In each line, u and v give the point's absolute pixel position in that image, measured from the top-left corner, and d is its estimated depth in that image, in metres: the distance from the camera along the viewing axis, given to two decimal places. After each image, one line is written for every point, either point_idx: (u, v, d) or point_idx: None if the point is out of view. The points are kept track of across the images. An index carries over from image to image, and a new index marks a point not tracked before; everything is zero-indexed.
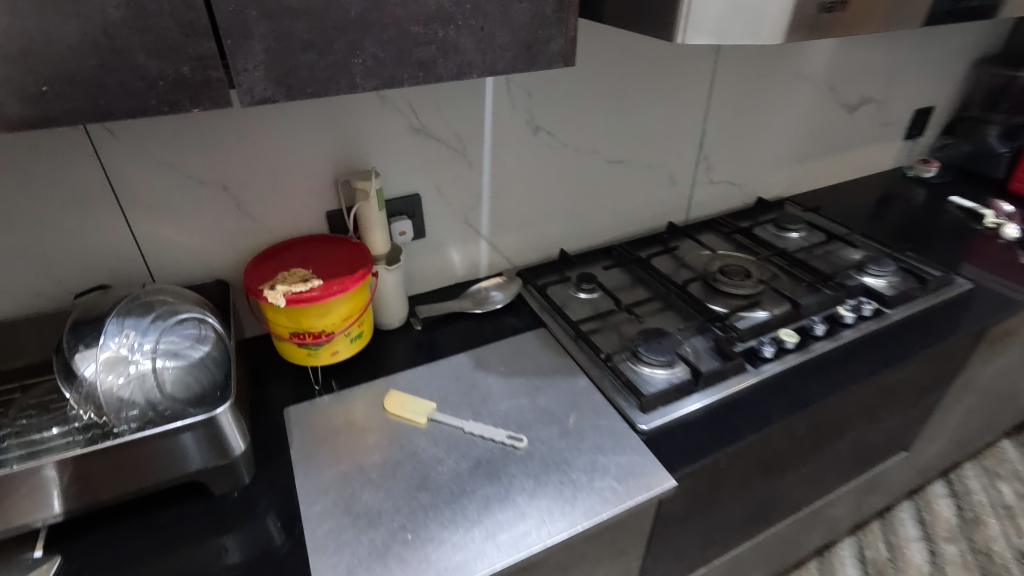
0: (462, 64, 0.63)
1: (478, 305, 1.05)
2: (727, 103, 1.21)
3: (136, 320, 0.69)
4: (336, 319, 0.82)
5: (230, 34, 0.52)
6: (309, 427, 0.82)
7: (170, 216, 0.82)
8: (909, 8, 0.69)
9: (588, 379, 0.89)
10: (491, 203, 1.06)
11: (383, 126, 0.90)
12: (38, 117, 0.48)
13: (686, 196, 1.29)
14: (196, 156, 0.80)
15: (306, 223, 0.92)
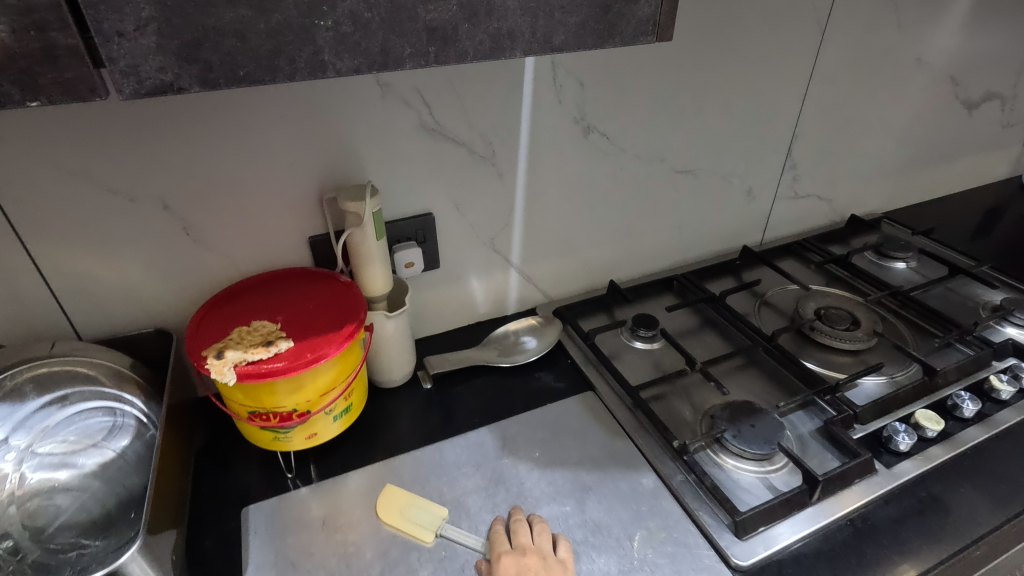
0: (500, 31, 0.39)
1: (505, 356, 0.82)
2: (826, 98, 0.95)
3: (14, 411, 0.51)
4: (312, 395, 0.59)
5: None
6: (273, 540, 0.60)
7: (91, 246, 0.60)
8: None
9: (655, 475, 0.66)
10: (525, 225, 0.82)
11: (385, 126, 0.66)
12: None
13: (766, 213, 1.04)
14: (121, 165, 0.57)
15: (281, 253, 0.69)
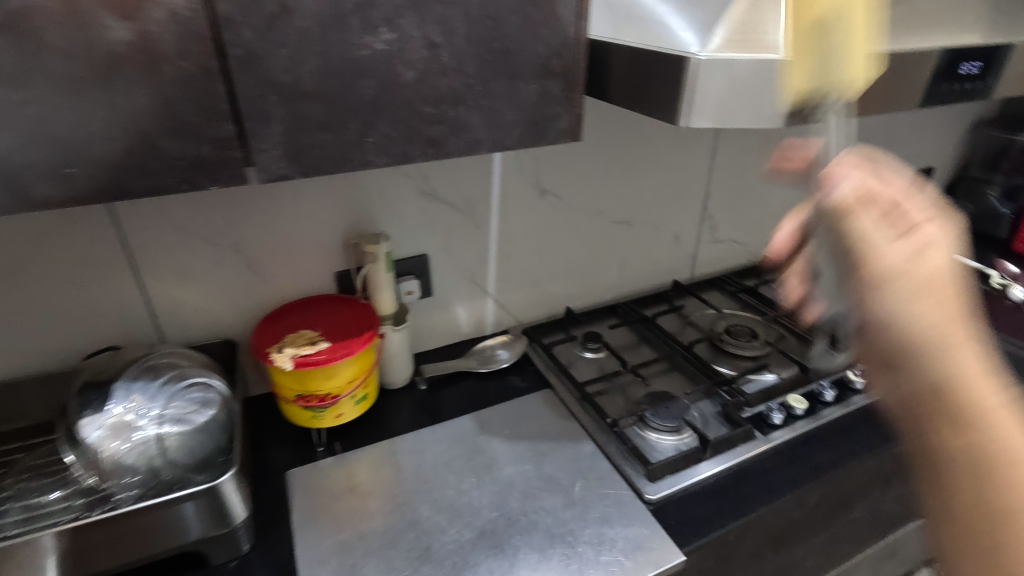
0: (472, 141, 0.65)
1: (483, 364, 1.05)
2: (731, 166, 1.23)
3: (145, 384, 0.70)
4: (342, 381, 0.82)
5: (249, 117, 0.54)
6: (310, 493, 0.81)
7: (183, 278, 0.83)
8: (906, 99, 0.69)
9: (594, 444, 0.88)
10: (498, 263, 1.08)
11: (395, 191, 0.92)
12: (61, 195, 0.50)
13: (691, 254, 1.30)
14: (211, 221, 0.81)
15: (315, 284, 0.93)
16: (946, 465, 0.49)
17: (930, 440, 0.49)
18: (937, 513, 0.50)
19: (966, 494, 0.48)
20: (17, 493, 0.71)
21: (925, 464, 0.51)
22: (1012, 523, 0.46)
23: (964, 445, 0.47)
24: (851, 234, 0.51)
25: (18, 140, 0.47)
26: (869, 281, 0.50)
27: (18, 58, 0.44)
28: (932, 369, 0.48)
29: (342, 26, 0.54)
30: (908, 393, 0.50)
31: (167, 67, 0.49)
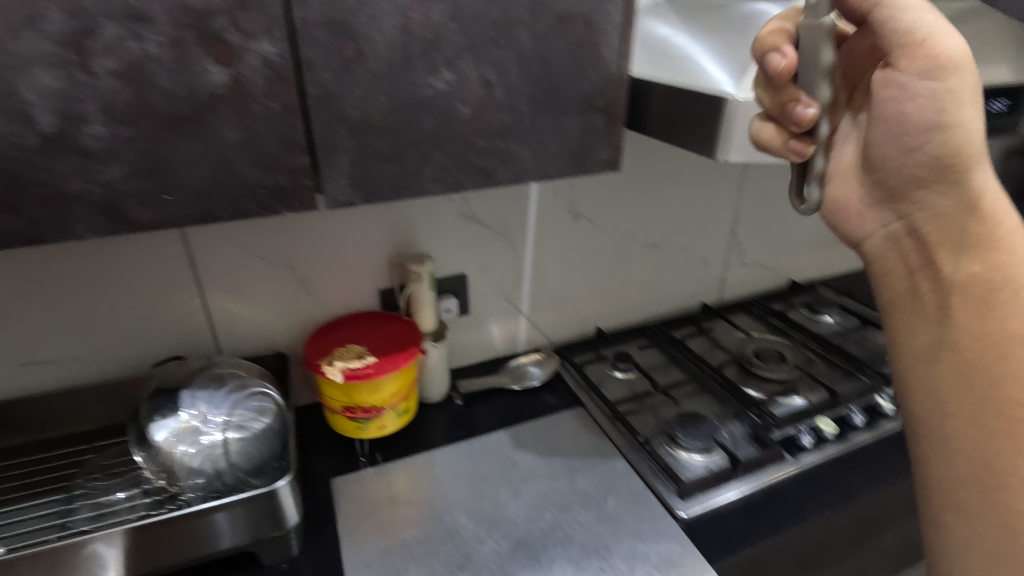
0: (520, 171, 0.69)
1: (516, 381, 1.09)
2: (760, 192, 1.26)
3: (211, 392, 0.75)
4: (386, 394, 0.86)
5: (322, 149, 0.59)
6: (354, 500, 0.85)
7: (241, 293, 0.89)
8: None
9: (626, 461, 0.91)
10: (532, 283, 1.12)
11: (439, 214, 0.97)
12: (157, 219, 0.55)
13: (719, 278, 1.33)
14: (269, 240, 0.87)
15: (361, 301, 0.98)
16: (959, 272, 0.52)
17: (918, 221, 0.55)
18: (936, 330, 0.53)
19: (981, 293, 0.50)
20: (88, 493, 0.77)
21: (915, 229, 0.55)
22: (1007, 358, 0.48)
23: (983, 240, 0.51)
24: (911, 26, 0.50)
25: (125, 171, 0.53)
26: (925, 78, 0.50)
27: (130, 99, 0.50)
28: (963, 177, 0.52)
29: (408, 68, 0.59)
30: (888, 145, 0.55)
31: (254, 105, 0.54)
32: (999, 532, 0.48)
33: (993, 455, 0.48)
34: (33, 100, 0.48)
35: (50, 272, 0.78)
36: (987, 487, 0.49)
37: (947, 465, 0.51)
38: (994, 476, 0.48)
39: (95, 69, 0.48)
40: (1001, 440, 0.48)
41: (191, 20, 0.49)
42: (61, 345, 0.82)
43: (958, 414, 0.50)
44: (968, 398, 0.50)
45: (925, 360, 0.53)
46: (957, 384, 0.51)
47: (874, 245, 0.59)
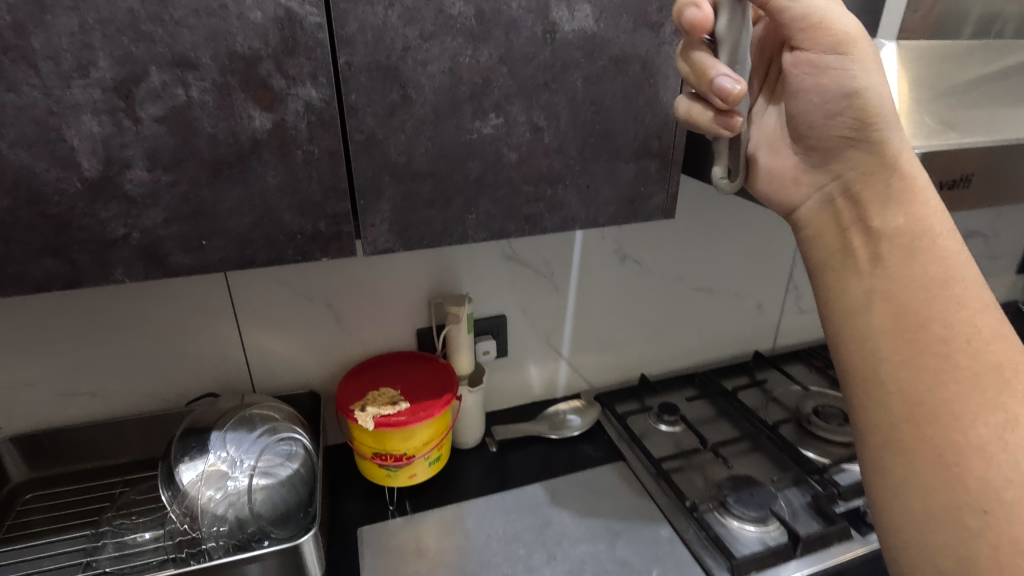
0: (568, 218, 0.66)
1: (555, 429, 1.03)
2: None
3: (241, 436, 0.73)
4: (418, 443, 0.83)
5: (364, 195, 0.57)
6: (381, 553, 0.81)
7: (278, 330, 0.88)
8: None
9: (671, 528, 0.84)
10: (574, 326, 1.07)
11: (480, 254, 0.94)
12: (193, 265, 0.54)
13: (774, 324, 1.25)
14: (308, 276, 0.86)
15: (397, 340, 0.95)
16: (882, 223, 0.50)
17: (847, 181, 0.54)
18: (868, 283, 0.49)
19: (903, 238, 0.49)
20: (114, 531, 0.75)
21: (846, 191, 0.54)
22: (930, 298, 0.46)
23: (905, 195, 0.50)
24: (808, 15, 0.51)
25: (165, 217, 0.51)
26: (822, 52, 0.52)
27: (173, 144, 0.49)
28: (879, 136, 0.51)
29: (455, 113, 0.56)
30: (815, 113, 0.55)
31: (297, 150, 0.53)
32: (934, 463, 0.44)
33: (923, 388, 0.45)
34: (78, 145, 0.47)
35: (94, 306, 0.78)
36: (921, 424, 0.45)
37: (879, 406, 0.47)
38: (926, 410, 0.45)
39: (140, 115, 0.47)
40: (929, 376, 0.45)
41: (237, 65, 0.48)
42: (100, 377, 0.82)
43: (884, 354, 0.47)
44: (892, 338, 0.47)
45: (850, 307, 0.50)
46: (888, 328, 0.47)
47: (811, 215, 0.57)
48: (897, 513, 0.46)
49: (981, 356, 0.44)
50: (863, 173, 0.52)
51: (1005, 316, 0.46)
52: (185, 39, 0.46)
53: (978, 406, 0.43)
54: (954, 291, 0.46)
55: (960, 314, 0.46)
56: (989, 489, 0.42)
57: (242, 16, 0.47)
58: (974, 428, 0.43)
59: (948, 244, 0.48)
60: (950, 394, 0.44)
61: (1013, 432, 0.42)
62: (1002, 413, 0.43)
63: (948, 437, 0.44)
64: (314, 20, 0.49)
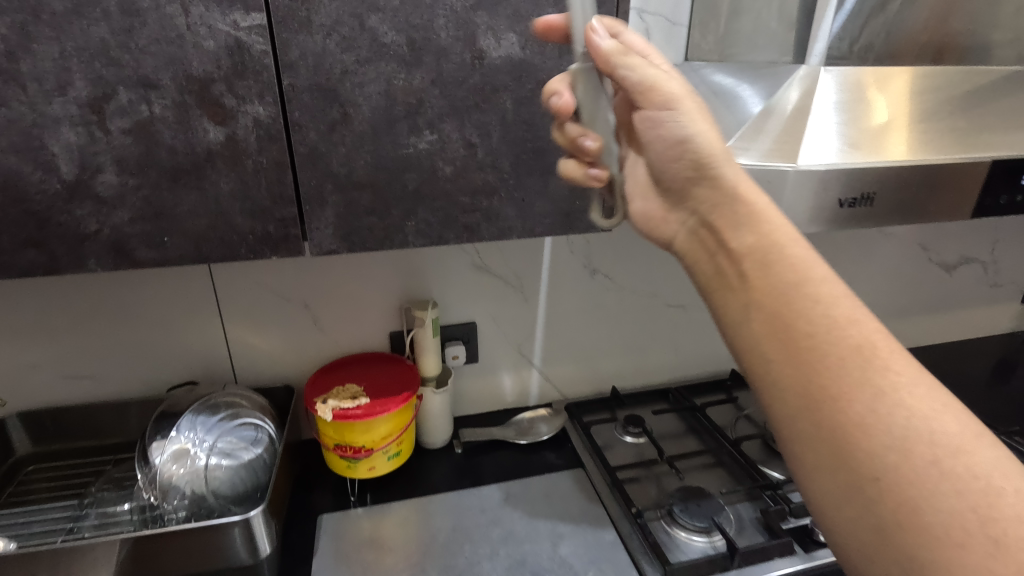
0: (505, 228, 0.70)
1: (521, 435, 1.07)
2: None
3: (208, 419, 0.80)
4: (376, 436, 0.88)
5: (309, 202, 0.63)
6: (337, 539, 0.86)
7: (258, 327, 0.95)
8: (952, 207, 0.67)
9: (616, 533, 0.86)
10: (545, 336, 1.11)
11: (450, 263, 1.00)
12: (156, 259, 0.61)
13: None
14: (286, 278, 0.93)
15: (370, 342, 1.01)
16: (739, 242, 0.53)
17: (703, 215, 0.57)
18: (742, 295, 0.51)
19: (760, 253, 0.51)
20: (96, 502, 0.83)
21: (704, 222, 0.57)
22: (792, 299, 0.48)
23: (751, 218, 0.53)
24: (650, 77, 0.57)
25: (131, 216, 0.59)
26: (659, 109, 0.58)
27: (138, 152, 0.57)
28: (716, 172, 0.56)
29: (391, 130, 0.63)
30: (661, 158, 0.60)
31: (247, 160, 0.60)
32: (832, 445, 0.44)
33: (812, 382, 0.46)
34: (57, 152, 0.55)
35: (94, 297, 0.87)
36: (814, 415, 0.45)
37: (778, 403, 0.48)
38: (815, 399, 0.45)
39: (110, 127, 0.56)
40: (807, 369, 0.46)
41: (193, 86, 0.56)
42: (97, 362, 0.91)
43: (769, 359, 0.48)
44: (771, 344, 0.48)
45: (734, 319, 0.51)
46: (765, 335, 0.49)
47: (682, 244, 0.60)
48: (817, 500, 0.46)
49: (843, 342, 0.46)
50: (713, 206, 0.56)
51: (860, 302, 0.47)
52: (148, 64, 0.54)
53: (850, 387, 0.44)
54: (809, 290, 0.48)
55: (819, 308, 0.47)
56: (874, 459, 0.43)
57: (197, 44, 0.55)
58: (852, 408, 0.44)
59: (797, 248, 0.51)
60: (828, 382, 0.45)
61: (882, 404, 0.43)
62: (869, 388, 0.44)
63: (836, 421, 0.44)
64: (260, 48, 0.56)
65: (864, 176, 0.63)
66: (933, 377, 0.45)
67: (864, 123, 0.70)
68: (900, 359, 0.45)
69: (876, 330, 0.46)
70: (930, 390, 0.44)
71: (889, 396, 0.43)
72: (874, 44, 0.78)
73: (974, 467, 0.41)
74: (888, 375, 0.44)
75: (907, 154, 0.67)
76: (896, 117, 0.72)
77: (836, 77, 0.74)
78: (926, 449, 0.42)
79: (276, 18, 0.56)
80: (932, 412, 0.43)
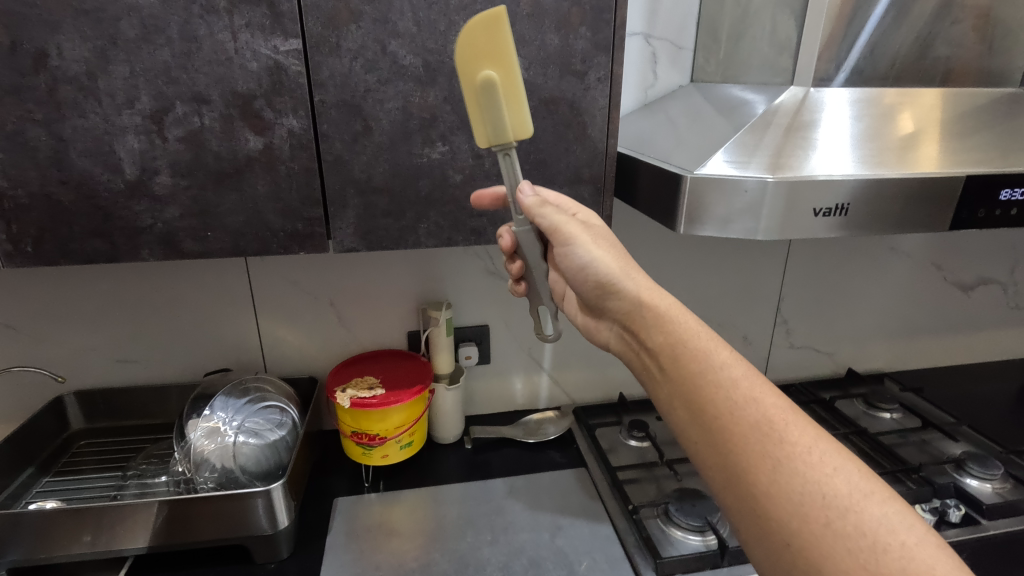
0: None
1: (528, 435, 1.11)
2: (807, 272, 1.21)
3: (239, 403, 0.89)
4: (389, 425, 0.95)
5: (333, 204, 0.71)
6: (350, 520, 0.92)
7: (288, 322, 1.04)
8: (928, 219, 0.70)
9: (613, 528, 0.90)
10: (554, 342, 1.16)
11: (465, 268, 1.07)
12: (199, 251, 0.70)
13: (763, 357, 1.26)
14: (315, 277, 1.02)
15: (389, 340, 1.08)
16: (652, 340, 0.62)
17: (623, 321, 0.67)
18: (665, 382, 0.60)
19: (669, 348, 0.60)
20: (136, 474, 0.92)
21: (626, 328, 0.66)
22: (700, 384, 0.56)
23: (659, 322, 0.61)
24: (551, 224, 0.66)
25: (180, 212, 0.68)
26: (564, 247, 0.67)
27: (189, 158, 0.66)
28: (616, 287, 0.65)
29: (408, 141, 0.70)
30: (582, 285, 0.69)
31: (281, 166, 0.68)
32: (749, 510, 0.51)
33: (724, 457, 0.53)
34: (122, 156, 0.65)
35: (144, 288, 0.97)
36: (734, 487, 0.52)
37: (706, 475, 0.56)
38: (729, 471, 0.53)
39: (167, 135, 0.65)
40: (718, 447, 0.54)
41: (238, 101, 0.65)
42: (145, 348, 1.01)
43: (695, 441, 0.56)
44: (693, 427, 0.56)
45: (665, 405, 0.60)
46: (685, 417, 0.57)
47: (615, 345, 0.70)
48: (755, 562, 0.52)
49: (744, 421, 0.53)
50: (627, 314, 0.65)
51: (758, 384, 0.55)
52: (201, 82, 0.64)
53: (754, 461, 0.51)
54: (713, 375, 0.56)
55: (721, 392, 0.55)
56: (780, 525, 0.49)
57: (243, 66, 0.64)
58: (759, 479, 0.50)
59: (699, 339, 0.59)
60: (736, 458, 0.52)
61: (781, 474, 0.50)
62: (769, 460, 0.51)
63: (749, 491, 0.51)
64: (295, 69, 0.65)
65: (840, 188, 0.67)
66: (830, 443, 0.51)
67: (890, 136, 0.75)
68: (796, 430, 0.52)
69: (773, 406, 0.53)
70: (823, 457, 0.50)
71: (787, 467, 0.50)
72: (865, 68, 0.82)
73: (862, 525, 0.46)
74: (784, 448, 0.51)
75: (936, 164, 0.71)
76: (922, 125, 0.77)
77: (855, 94, 0.80)
78: (819, 512, 0.47)
79: (310, 43, 0.64)
80: (824, 477, 0.49)
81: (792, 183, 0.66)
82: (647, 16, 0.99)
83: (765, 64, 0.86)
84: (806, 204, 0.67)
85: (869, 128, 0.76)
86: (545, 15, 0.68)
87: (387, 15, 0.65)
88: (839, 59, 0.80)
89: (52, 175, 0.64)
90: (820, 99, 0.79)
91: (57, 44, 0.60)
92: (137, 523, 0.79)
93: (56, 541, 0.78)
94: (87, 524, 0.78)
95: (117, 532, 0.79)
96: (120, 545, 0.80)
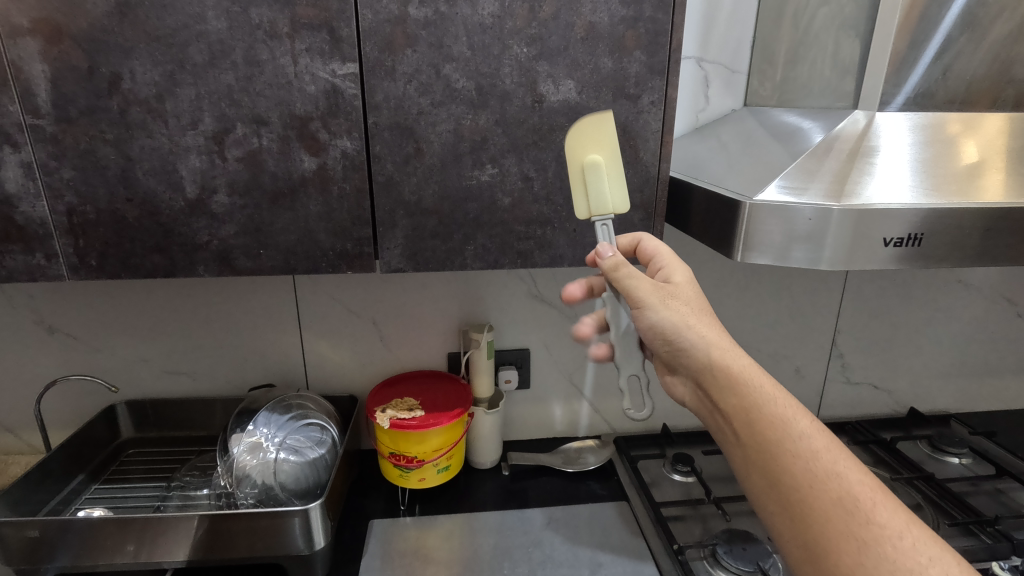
0: (556, 256, 0.75)
1: (567, 463, 1.08)
2: (865, 305, 1.15)
3: (280, 419, 0.90)
4: (428, 448, 0.94)
5: (382, 224, 0.72)
6: (385, 544, 0.91)
7: (331, 340, 1.04)
8: (1006, 251, 0.66)
9: (657, 568, 0.86)
10: (596, 368, 1.13)
11: (507, 291, 1.06)
12: (252, 268, 0.71)
13: (817, 392, 1.20)
14: (359, 295, 1.02)
15: (429, 360, 1.08)
16: (726, 404, 0.59)
17: (693, 379, 0.62)
18: (741, 447, 0.58)
19: (744, 413, 0.57)
20: (179, 485, 0.93)
21: (696, 385, 0.62)
22: (781, 455, 0.54)
23: (732, 386, 0.58)
24: (625, 288, 0.62)
25: (236, 230, 0.69)
26: (634, 306, 0.63)
27: (247, 177, 0.68)
28: (684, 345, 0.61)
29: (458, 163, 0.70)
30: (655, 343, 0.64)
31: (334, 186, 0.69)
32: None
33: (808, 535, 0.51)
34: (184, 175, 0.67)
35: (196, 301, 1.00)
36: (816, 566, 0.51)
37: (786, 549, 0.54)
38: (812, 549, 0.51)
39: (227, 156, 0.67)
40: (801, 523, 0.52)
41: (295, 124, 0.66)
42: (194, 361, 1.03)
43: (773, 513, 0.55)
44: (770, 497, 0.55)
45: (739, 469, 0.58)
46: (763, 486, 0.55)
47: (691, 401, 0.65)
48: None
49: (826, 497, 0.51)
50: (697, 372, 0.61)
51: (844, 461, 0.53)
52: (262, 105, 0.65)
53: (838, 541, 0.49)
54: (791, 447, 0.54)
55: (801, 465, 0.53)
56: None
57: (302, 89, 0.65)
58: (843, 561, 0.49)
59: (777, 405, 0.56)
60: (819, 536, 0.50)
61: (868, 557, 0.48)
62: (855, 541, 0.49)
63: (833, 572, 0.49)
64: (351, 92, 0.66)
65: (910, 218, 0.63)
66: (924, 529, 0.49)
67: (953, 165, 0.71)
68: (884, 512, 0.50)
69: (857, 484, 0.51)
70: (915, 544, 0.48)
71: (875, 552, 0.48)
72: (936, 90, 0.78)
73: None
74: (871, 530, 0.49)
75: (1003, 195, 0.67)
76: (987, 154, 0.72)
77: (913, 119, 0.76)
78: None
79: (366, 67, 0.66)
80: (917, 567, 0.46)
81: (858, 212, 0.63)
82: (700, 40, 0.98)
83: (825, 88, 0.83)
84: (873, 235, 0.64)
85: (930, 154, 0.72)
86: (600, 39, 0.68)
87: (442, 40, 0.66)
88: (905, 83, 0.77)
89: (118, 193, 0.67)
90: (878, 126, 0.75)
91: (130, 69, 0.63)
92: (178, 536, 0.79)
93: (100, 549, 0.79)
94: (130, 535, 0.79)
95: (158, 543, 0.80)
96: (161, 556, 0.81)
